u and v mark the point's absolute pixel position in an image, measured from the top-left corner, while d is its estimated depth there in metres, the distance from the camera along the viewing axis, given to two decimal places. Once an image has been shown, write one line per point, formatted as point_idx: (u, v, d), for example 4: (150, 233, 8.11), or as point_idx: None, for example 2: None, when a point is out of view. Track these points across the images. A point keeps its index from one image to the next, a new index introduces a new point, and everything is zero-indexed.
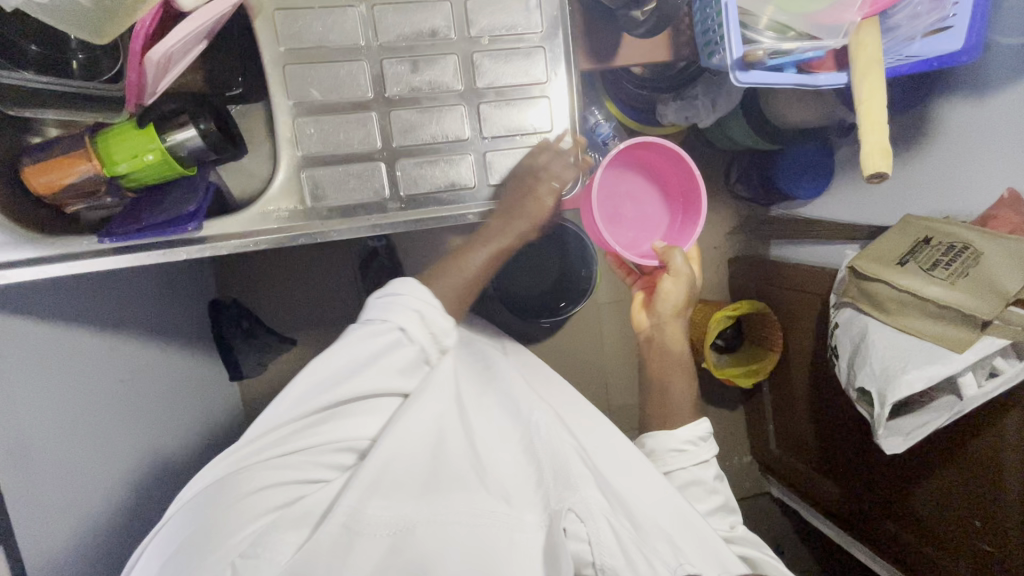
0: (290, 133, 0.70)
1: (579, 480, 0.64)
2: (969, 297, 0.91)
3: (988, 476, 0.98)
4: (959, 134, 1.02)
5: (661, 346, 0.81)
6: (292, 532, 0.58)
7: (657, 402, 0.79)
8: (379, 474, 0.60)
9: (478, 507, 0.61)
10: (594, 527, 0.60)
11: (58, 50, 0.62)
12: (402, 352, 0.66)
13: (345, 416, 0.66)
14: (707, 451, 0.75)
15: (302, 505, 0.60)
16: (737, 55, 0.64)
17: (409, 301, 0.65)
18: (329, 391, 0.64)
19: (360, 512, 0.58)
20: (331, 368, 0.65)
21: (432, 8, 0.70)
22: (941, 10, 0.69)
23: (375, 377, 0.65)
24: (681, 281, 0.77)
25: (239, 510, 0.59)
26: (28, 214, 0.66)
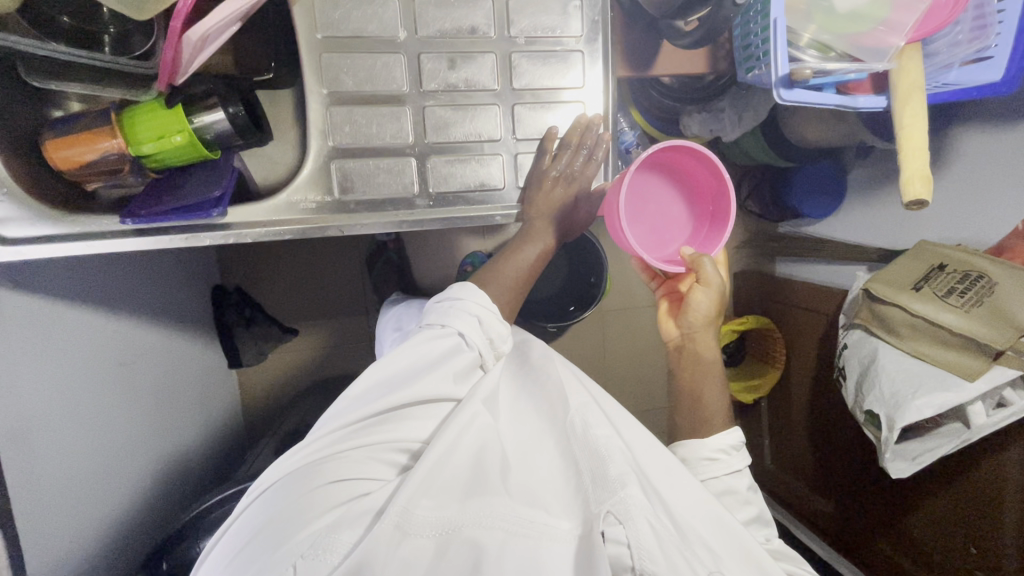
0: (321, 123, 0.68)
1: (619, 479, 0.59)
2: (983, 327, 0.91)
3: (990, 505, 0.99)
4: (980, 163, 1.02)
5: (693, 358, 0.78)
6: (351, 528, 0.53)
7: (689, 412, 0.76)
8: (429, 472, 0.56)
9: (517, 512, 0.57)
10: (635, 531, 0.56)
11: (90, 23, 0.60)
12: (462, 356, 0.67)
13: (401, 418, 0.64)
14: (740, 461, 0.72)
15: (364, 503, 0.55)
16: (783, 72, 0.63)
17: (471, 307, 0.69)
18: (399, 392, 0.64)
19: (411, 510, 0.54)
20: (395, 369, 0.65)
21: (473, 4, 0.69)
22: (982, 40, 0.69)
23: (435, 379, 0.65)
24: (711, 289, 0.72)
25: (298, 507, 0.54)
26: (47, 189, 0.64)
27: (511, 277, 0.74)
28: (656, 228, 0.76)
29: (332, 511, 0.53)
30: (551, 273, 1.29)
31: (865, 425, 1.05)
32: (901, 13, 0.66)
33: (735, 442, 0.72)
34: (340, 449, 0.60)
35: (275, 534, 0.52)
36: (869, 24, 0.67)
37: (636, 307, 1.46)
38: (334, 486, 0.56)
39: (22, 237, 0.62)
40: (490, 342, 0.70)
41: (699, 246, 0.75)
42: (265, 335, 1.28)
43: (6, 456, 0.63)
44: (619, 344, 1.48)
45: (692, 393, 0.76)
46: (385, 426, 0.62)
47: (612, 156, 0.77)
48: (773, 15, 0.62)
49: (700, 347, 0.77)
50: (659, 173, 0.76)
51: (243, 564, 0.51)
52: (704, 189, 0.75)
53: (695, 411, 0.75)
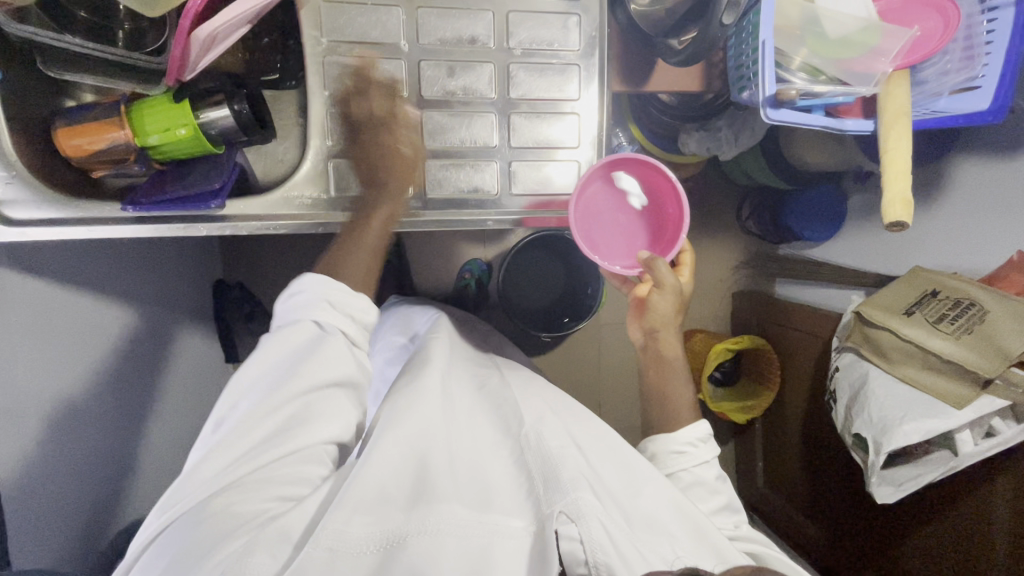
0: (323, 123, 0.71)
1: (571, 483, 0.59)
2: (973, 355, 0.91)
3: (975, 535, 0.98)
4: (974, 192, 1.03)
5: (657, 356, 0.79)
6: (270, 550, 0.51)
7: (657, 413, 0.77)
8: (366, 488, 0.57)
9: (466, 516, 0.57)
10: (587, 528, 0.55)
11: (106, 20, 0.63)
12: (330, 344, 0.63)
13: (300, 421, 0.60)
14: (707, 452, 0.74)
15: (281, 523, 0.53)
16: (770, 92, 0.65)
17: (318, 292, 0.65)
18: (280, 394, 0.59)
19: (346, 528, 0.53)
20: (271, 373, 0.60)
21: (475, 16, 0.72)
22: (970, 69, 0.71)
23: (311, 375, 0.60)
24: (668, 291, 0.73)
25: (216, 528, 0.52)
26: (55, 175, 0.67)
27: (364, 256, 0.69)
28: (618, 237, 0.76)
29: (247, 527, 0.53)
30: (546, 283, 1.30)
31: (853, 447, 1.05)
32: (890, 40, 0.68)
33: (701, 434, 0.74)
34: (238, 473, 0.56)
35: (195, 555, 0.50)
36: (858, 49, 0.69)
37: None
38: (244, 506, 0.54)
39: (29, 219, 0.64)
40: (349, 318, 0.66)
41: (660, 251, 0.76)
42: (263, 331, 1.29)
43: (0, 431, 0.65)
44: (613, 357, 1.48)
45: (658, 394, 0.78)
46: (279, 434, 0.59)
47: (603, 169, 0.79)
48: (762, 37, 0.64)
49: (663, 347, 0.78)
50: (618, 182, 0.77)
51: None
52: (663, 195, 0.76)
53: (663, 414, 0.77)
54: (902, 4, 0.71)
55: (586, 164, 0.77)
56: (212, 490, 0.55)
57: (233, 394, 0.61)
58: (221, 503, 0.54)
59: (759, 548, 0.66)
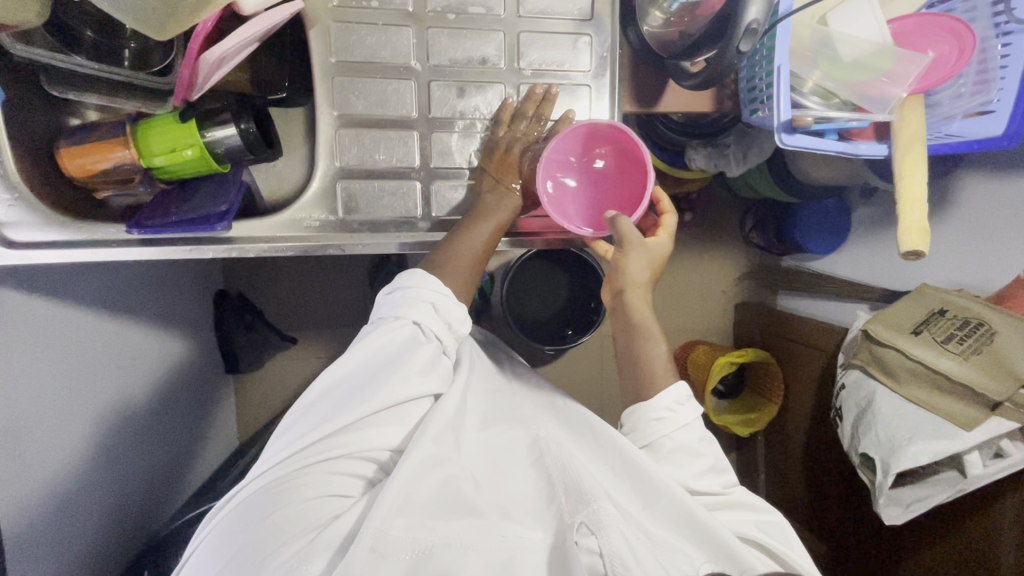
0: (329, 144, 0.69)
1: (592, 492, 0.59)
2: (983, 377, 0.90)
3: (981, 555, 0.97)
4: (982, 211, 1.02)
5: (625, 318, 0.74)
6: (324, 552, 0.52)
7: (633, 376, 0.73)
8: (404, 491, 0.56)
9: (491, 525, 0.56)
10: (609, 541, 0.54)
11: (113, 38, 0.62)
12: (420, 350, 0.65)
13: (365, 423, 0.62)
14: (687, 415, 0.71)
15: (338, 525, 0.54)
16: (785, 118, 0.65)
17: (421, 293, 0.66)
18: (363, 397, 0.62)
19: (385, 531, 0.52)
20: (351, 372, 0.64)
21: (485, 36, 0.71)
22: (984, 94, 0.71)
23: (398, 381, 0.63)
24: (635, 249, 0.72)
25: (274, 528, 0.54)
26: (58, 195, 0.66)
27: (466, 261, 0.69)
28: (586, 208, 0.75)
29: (311, 528, 0.53)
30: (550, 296, 1.29)
31: (859, 467, 1.04)
32: (903, 65, 0.67)
33: (681, 397, 0.70)
34: (303, 466, 0.58)
35: (263, 548, 0.52)
36: (871, 73, 0.69)
37: None
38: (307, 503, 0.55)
39: (31, 241, 0.63)
40: (445, 326, 0.67)
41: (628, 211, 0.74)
42: (263, 343, 1.29)
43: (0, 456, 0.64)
44: (616, 370, 1.47)
45: (632, 358, 0.74)
46: (346, 433, 0.61)
47: None
48: (778, 61, 0.64)
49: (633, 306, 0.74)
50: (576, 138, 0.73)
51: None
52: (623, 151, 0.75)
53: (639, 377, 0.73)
54: (915, 27, 0.71)
55: None
56: (278, 483, 0.58)
57: (324, 383, 0.64)
58: (285, 500, 0.56)
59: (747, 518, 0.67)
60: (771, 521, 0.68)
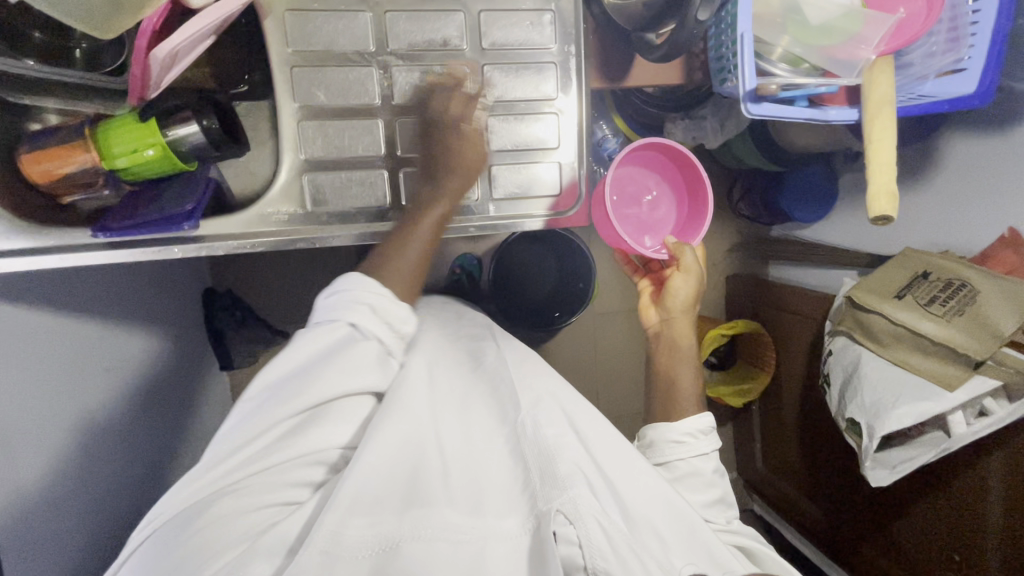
0: (294, 137, 0.69)
1: (569, 477, 0.57)
2: (965, 337, 0.90)
3: (971, 511, 0.98)
4: (962, 170, 1.01)
5: (669, 342, 0.80)
6: (268, 557, 0.49)
7: (664, 394, 0.76)
8: (360, 487, 0.52)
9: (460, 521, 0.54)
10: (586, 529, 0.53)
11: (62, 38, 0.61)
12: (361, 348, 0.61)
13: (314, 424, 0.59)
14: (707, 444, 0.72)
15: (275, 532, 0.51)
16: (750, 86, 0.64)
17: (360, 295, 0.61)
18: (288, 402, 0.58)
19: (342, 531, 0.49)
20: (286, 375, 0.59)
21: (446, 18, 0.70)
22: (956, 52, 0.70)
23: (331, 378, 0.59)
24: (690, 276, 0.79)
25: (208, 537, 0.51)
26: (22, 201, 0.65)
27: (397, 280, 0.64)
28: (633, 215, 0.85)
29: (244, 535, 0.51)
30: (537, 278, 1.27)
31: (847, 432, 1.04)
32: (871, 27, 0.66)
33: (703, 426, 0.72)
34: (245, 472, 0.55)
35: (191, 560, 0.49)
36: (838, 37, 0.68)
37: (624, 310, 1.46)
38: (237, 516, 0.52)
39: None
40: (385, 325, 0.63)
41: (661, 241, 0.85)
42: (257, 339, 1.28)
43: None
44: (609, 348, 1.47)
45: (668, 374, 0.78)
46: (291, 438, 0.57)
47: (585, 154, 0.76)
48: (741, 29, 0.63)
49: (677, 333, 0.80)
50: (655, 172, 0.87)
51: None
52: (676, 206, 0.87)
53: (669, 388, 0.76)
54: None
55: (570, 167, 0.76)
56: (203, 496, 0.54)
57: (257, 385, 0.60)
58: (211, 507, 0.53)
59: (749, 544, 0.65)
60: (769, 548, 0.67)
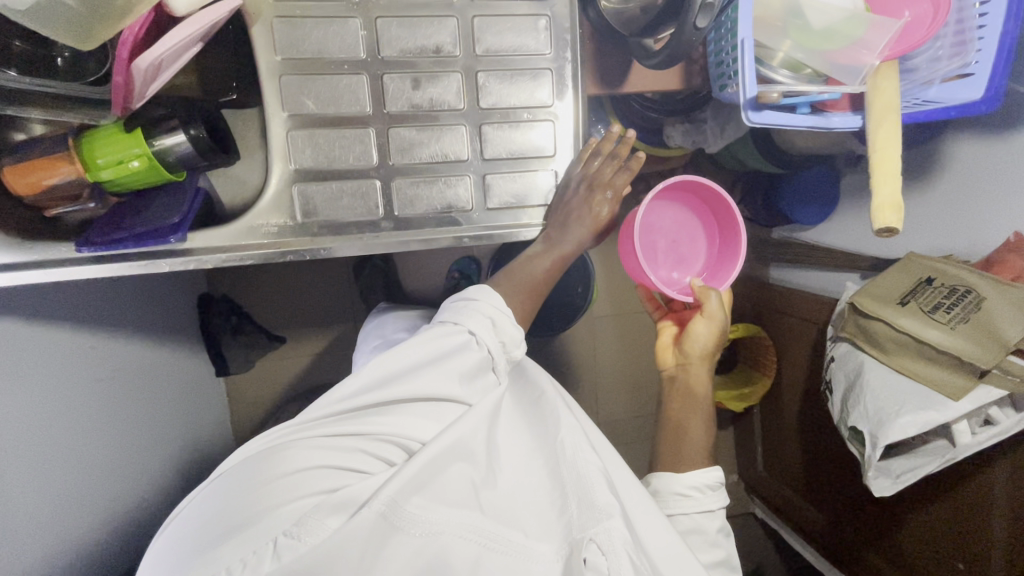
0: (283, 146, 0.67)
1: (607, 506, 0.58)
2: (970, 346, 0.88)
3: (975, 522, 0.97)
4: (966, 174, 1.00)
5: (684, 388, 0.78)
6: (334, 514, 0.49)
7: (670, 441, 0.75)
8: (423, 468, 0.55)
9: (494, 533, 0.55)
10: (616, 564, 0.55)
11: (43, 47, 0.59)
12: (469, 355, 0.65)
13: (403, 412, 0.63)
14: (714, 501, 0.70)
15: (345, 492, 0.52)
16: (750, 94, 0.62)
17: (484, 307, 0.67)
18: (387, 389, 0.63)
19: (402, 504, 0.52)
20: (399, 365, 0.64)
21: (438, 23, 0.68)
22: (963, 56, 0.68)
23: (434, 373, 0.64)
24: (712, 323, 0.76)
25: (284, 484, 0.52)
26: (6, 215, 0.64)
27: (529, 284, 0.71)
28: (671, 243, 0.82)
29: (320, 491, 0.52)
30: None
31: (849, 440, 1.03)
32: (875, 32, 0.64)
33: (711, 481, 0.70)
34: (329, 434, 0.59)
35: (262, 501, 0.50)
36: (841, 42, 0.66)
37: (623, 315, 1.44)
38: (312, 473, 0.54)
39: None
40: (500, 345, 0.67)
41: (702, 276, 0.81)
42: (254, 344, 1.28)
43: None
44: (609, 353, 1.46)
45: (679, 421, 0.76)
46: (381, 418, 0.62)
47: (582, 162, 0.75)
48: (741, 33, 0.61)
49: (692, 380, 0.78)
50: (689, 212, 0.83)
51: (208, 535, 0.48)
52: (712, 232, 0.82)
53: (677, 437, 0.75)
54: None
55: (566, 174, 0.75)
56: (285, 445, 0.57)
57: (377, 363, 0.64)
58: (292, 455, 0.56)
59: None
60: None
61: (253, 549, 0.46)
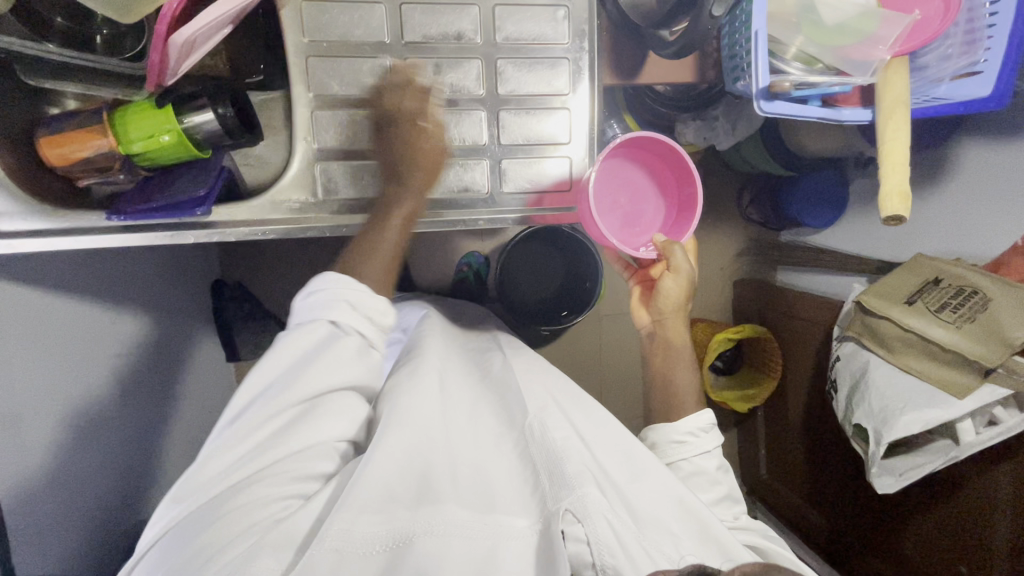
0: (306, 126, 0.69)
1: (576, 477, 0.57)
2: (975, 344, 0.89)
3: (977, 522, 0.97)
4: (974, 176, 1.01)
5: (663, 343, 0.79)
6: (275, 552, 0.49)
7: (660, 399, 0.76)
8: (369, 488, 0.54)
9: (469, 518, 0.55)
10: (594, 528, 0.52)
11: (82, 24, 0.62)
12: (345, 342, 0.61)
13: (318, 416, 0.58)
14: (709, 442, 0.72)
15: (289, 524, 0.51)
16: (763, 83, 0.64)
17: (338, 292, 0.62)
18: (282, 398, 0.57)
19: (352, 528, 0.51)
20: (284, 372, 0.59)
21: (460, 11, 0.70)
22: (971, 54, 0.70)
23: (313, 371, 0.58)
24: (680, 276, 0.75)
25: (217, 534, 0.50)
26: (41, 184, 0.66)
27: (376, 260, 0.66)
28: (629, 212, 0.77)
29: (252, 529, 0.50)
30: (543, 276, 1.26)
31: (852, 437, 1.03)
32: (887, 26, 0.66)
33: (704, 424, 0.72)
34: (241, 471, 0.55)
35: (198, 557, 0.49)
36: (854, 36, 0.68)
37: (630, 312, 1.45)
38: (243, 513, 0.51)
39: (16, 230, 0.64)
40: (368, 320, 0.63)
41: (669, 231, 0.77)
42: (264, 329, 1.28)
43: None
44: (615, 348, 1.47)
45: (664, 377, 0.78)
46: (295, 432, 0.57)
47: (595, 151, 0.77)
48: (755, 26, 0.63)
49: (671, 333, 0.79)
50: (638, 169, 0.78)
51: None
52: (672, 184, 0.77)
53: (665, 391, 0.77)
54: None
55: (579, 161, 0.76)
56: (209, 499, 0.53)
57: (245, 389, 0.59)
58: (218, 506, 0.52)
59: (760, 543, 0.64)
60: (781, 546, 0.65)
61: None
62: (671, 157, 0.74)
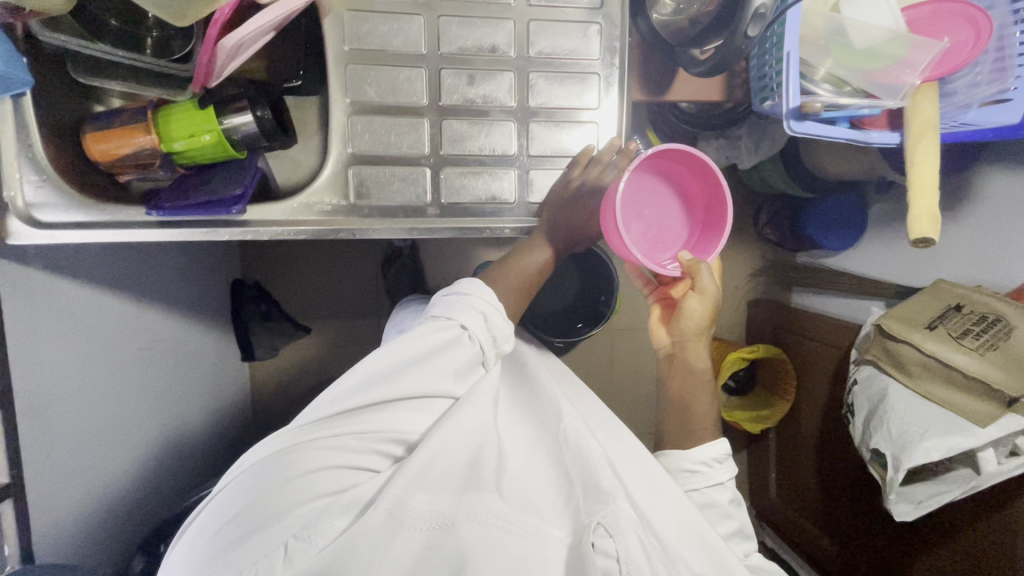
0: (342, 131, 0.71)
1: (612, 491, 0.58)
2: (996, 371, 0.89)
3: (993, 558, 0.94)
4: (999, 203, 1.00)
5: (683, 366, 0.78)
6: (343, 514, 0.53)
7: (676, 419, 0.76)
8: (426, 465, 0.56)
9: (509, 511, 0.57)
10: (625, 545, 0.55)
11: (136, 27, 0.65)
12: (463, 353, 0.64)
13: (398, 408, 0.62)
14: (723, 474, 0.74)
15: (354, 492, 0.55)
16: (794, 105, 0.65)
17: (475, 302, 0.65)
18: (378, 387, 0.61)
19: (406, 501, 0.53)
20: (392, 362, 0.62)
21: (496, 24, 0.72)
22: (1001, 82, 0.70)
23: (416, 366, 0.62)
24: (706, 297, 0.74)
25: (292, 490, 0.54)
26: (83, 178, 0.69)
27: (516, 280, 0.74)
28: (653, 232, 0.75)
29: (324, 494, 0.54)
30: (559, 288, 1.26)
31: (871, 463, 1.01)
32: (917, 52, 0.66)
33: (719, 455, 0.74)
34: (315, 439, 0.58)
35: (273, 506, 0.52)
36: (886, 61, 0.68)
37: (643, 327, 1.45)
38: (324, 473, 0.55)
39: (58, 221, 0.66)
40: (487, 335, 0.66)
41: (697, 247, 0.75)
42: (280, 331, 1.29)
43: (26, 426, 0.66)
44: (626, 363, 1.46)
45: (682, 402, 0.77)
46: (377, 415, 0.61)
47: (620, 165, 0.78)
48: (786, 49, 0.65)
49: (690, 357, 0.78)
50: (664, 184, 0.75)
51: (235, 532, 0.51)
52: (698, 193, 0.74)
53: (682, 413, 0.76)
54: (930, 13, 0.70)
55: None
56: (286, 454, 0.57)
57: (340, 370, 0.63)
58: (297, 463, 0.56)
59: None
60: None
61: (267, 553, 0.49)
62: (697, 167, 0.71)
